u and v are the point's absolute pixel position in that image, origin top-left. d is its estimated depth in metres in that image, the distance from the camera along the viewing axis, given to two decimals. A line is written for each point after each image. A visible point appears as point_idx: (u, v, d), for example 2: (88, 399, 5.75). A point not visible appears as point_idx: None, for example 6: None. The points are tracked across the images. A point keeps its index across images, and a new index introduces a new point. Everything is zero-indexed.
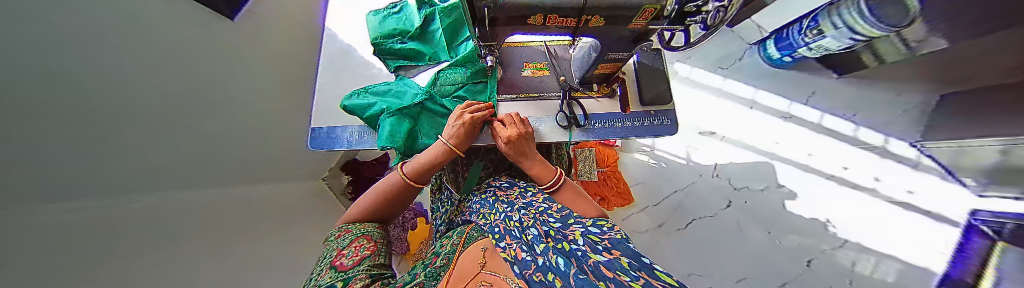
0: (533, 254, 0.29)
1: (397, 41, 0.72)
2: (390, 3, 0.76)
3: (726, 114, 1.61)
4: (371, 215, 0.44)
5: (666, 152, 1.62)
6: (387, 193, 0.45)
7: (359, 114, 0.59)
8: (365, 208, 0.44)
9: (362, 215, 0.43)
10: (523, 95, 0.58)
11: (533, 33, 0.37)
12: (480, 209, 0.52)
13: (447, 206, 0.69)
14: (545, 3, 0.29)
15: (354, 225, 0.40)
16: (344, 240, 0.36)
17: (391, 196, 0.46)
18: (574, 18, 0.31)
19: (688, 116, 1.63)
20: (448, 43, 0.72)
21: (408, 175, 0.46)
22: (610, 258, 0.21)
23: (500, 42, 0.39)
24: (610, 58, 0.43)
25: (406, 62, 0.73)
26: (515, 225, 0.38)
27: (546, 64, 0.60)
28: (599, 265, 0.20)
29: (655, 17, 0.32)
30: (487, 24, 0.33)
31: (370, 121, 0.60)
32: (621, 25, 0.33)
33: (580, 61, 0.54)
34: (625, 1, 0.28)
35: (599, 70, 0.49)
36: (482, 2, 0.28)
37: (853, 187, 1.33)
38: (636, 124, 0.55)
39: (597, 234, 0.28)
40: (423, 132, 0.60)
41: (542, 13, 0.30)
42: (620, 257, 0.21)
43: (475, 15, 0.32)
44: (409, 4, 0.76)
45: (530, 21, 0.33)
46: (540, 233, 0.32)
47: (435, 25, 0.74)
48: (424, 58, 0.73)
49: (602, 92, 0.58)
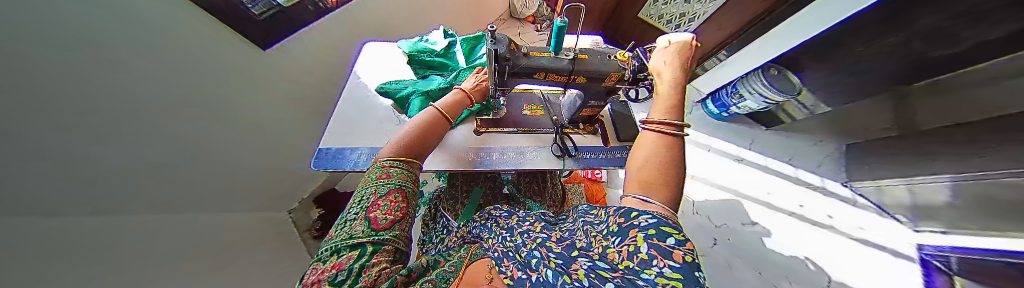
0: (529, 272, 0.32)
1: (427, 56, 0.88)
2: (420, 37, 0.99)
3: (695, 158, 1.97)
4: (411, 146, 0.50)
5: None
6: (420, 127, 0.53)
7: (392, 94, 0.77)
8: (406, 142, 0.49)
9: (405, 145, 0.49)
10: (523, 129, 0.70)
11: (536, 84, 0.50)
12: (481, 234, 0.54)
13: (443, 234, 0.65)
14: (546, 65, 0.43)
15: (393, 169, 0.44)
16: (384, 185, 0.40)
17: (425, 129, 0.54)
18: (566, 76, 0.45)
19: None
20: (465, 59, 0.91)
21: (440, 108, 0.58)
22: None
23: (510, 88, 0.52)
24: (591, 104, 0.57)
25: (433, 72, 0.88)
26: (513, 247, 0.41)
27: (541, 106, 0.74)
28: None
29: (619, 79, 0.47)
30: (505, 75, 0.45)
31: (400, 101, 0.78)
32: (596, 82, 0.48)
33: (567, 105, 0.68)
34: (598, 68, 0.44)
35: (583, 113, 0.63)
36: (505, 62, 0.42)
37: (814, 224, 1.36)
38: (617, 156, 0.67)
39: (607, 271, 0.24)
40: None
41: (544, 72, 0.44)
42: None
43: (497, 71, 0.44)
44: (433, 37, 0.97)
45: (535, 76, 0.45)
46: (541, 257, 0.33)
47: (454, 48, 0.94)
48: (448, 68, 0.88)
49: (587, 130, 0.71)
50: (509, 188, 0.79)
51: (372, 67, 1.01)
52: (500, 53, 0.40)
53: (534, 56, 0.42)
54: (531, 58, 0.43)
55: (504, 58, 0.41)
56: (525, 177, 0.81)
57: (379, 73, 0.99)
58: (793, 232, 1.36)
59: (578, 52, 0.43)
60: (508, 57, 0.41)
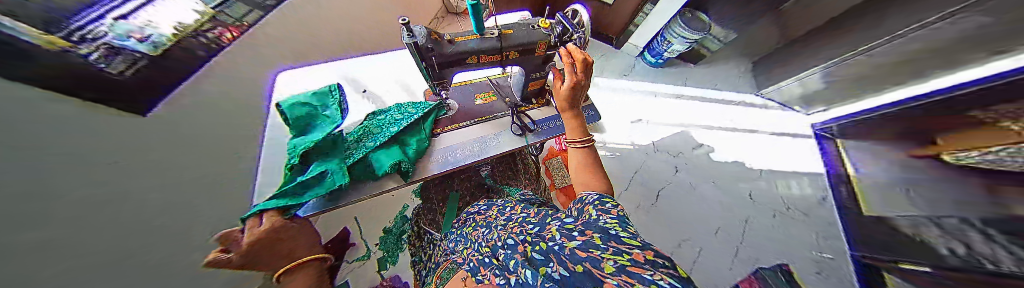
0: (506, 274, 0.31)
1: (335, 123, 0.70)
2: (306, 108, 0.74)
3: (645, 105, 2.03)
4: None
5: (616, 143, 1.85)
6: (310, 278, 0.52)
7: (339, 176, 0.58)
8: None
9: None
10: (480, 119, 0.70)
11: (474, 70, 0.49)
12: (458, 246, 0.52)
13: (428, 253, 0.66)
14: (476, 47, 0.42)
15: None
16: None
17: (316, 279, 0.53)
18: (498, 54, 0.45)
19: (621, 110, 2.01)
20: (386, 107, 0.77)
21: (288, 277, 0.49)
22: (583, 241, 0.25)
23: (449, 80, 0.50)
24: (535, 77, 0.59)
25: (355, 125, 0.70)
26: (488, 250, 0.41)
27: (492, 92, 0.75)
28: (576, 251, 0.24)
29: (549, 46, 0.49)
30: (437, 67, 0.43)
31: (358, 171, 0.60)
32: (529, 54, 0.49)
33: (516, 84, 0.69)
34: (525, 39, 0.45)
35: (532, 87, 0.65)
36: (430, 53, 0.40)
37: (750, 132, 1.76)
38: None
39: (571, 224, 0.32)
40: (409, 142, 0.63)
41: (474, 55, 0.44)
42: (592, 235, 0.25)
43: (427, 64, 0.42)
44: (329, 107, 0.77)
45: (468, 61, 0.45)
46: (519, 242, 0.35)
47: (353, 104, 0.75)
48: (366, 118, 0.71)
49: (540, 103, 0.74)
50: (485, 182, 0.79)
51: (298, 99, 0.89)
52: (420, 44, 0.38)
53: (459, 41, 0.41)
54: (458, 43, 0.41)
55: (427, 49, 0.39)
56: (499, 165, 0.83)
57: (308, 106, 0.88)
58: (733, 142, 1.74)
59: (501, 28, 0.44)
60: (431, 47, 0.39)
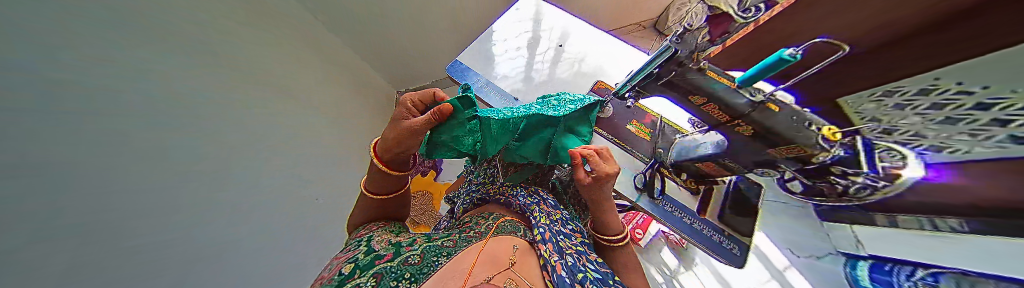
0: (573, 279, 0.41)
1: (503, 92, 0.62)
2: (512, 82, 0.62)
3: None
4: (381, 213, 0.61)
5: None
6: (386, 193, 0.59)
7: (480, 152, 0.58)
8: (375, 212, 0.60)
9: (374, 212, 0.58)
10: (620, 141, 0.67)
11: (684, 107, 0.47)
12: (530, 206, 0.57)
13: (485, 180, 0.74)
14: (716, 93, 0.37)
15: (374, 226, 0.55)
16: (382, 237, 0.49)
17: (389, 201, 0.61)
18: (730, 117, 0.38)
19: None
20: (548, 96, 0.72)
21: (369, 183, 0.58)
22: None
23: (650, 94, 0.52)
24: (724, 163, 0.47)
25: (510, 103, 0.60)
26: (558, 243, 0.48)
27: (651, 131, 0.67)
28: None
29: (798, 158, 0.35)
30: (663, 79, 0.46)
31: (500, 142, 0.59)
32: (763, 144, 0.38)
33: (678, 147, 0.58)
34: (783, 129, 0.34)
35: (702, 166, 0.52)
36: (676, 66, 0.43)
37: None
38: (696, 226, 0.59)
39: None
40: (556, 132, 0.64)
41: (705, 98, 0.40)
42: None
43: (662, 72, 0.46)
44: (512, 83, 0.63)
45: (689, 98, 0.43)
46: (578, 267, 0.44)
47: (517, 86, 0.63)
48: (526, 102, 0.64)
49: (687, 185, 0.61)
50: (557, 182, 0.80)
51: (510, 29, 1.19)
52: (679, 56, 0.41)
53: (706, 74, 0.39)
54: (706, 78, 0.38)
55: (680, 63, 0.42)
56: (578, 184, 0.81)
57: (511, 35, 1.18)
58: None
59: (772, 99, 0.34)
60: (685, 63, 0.41)
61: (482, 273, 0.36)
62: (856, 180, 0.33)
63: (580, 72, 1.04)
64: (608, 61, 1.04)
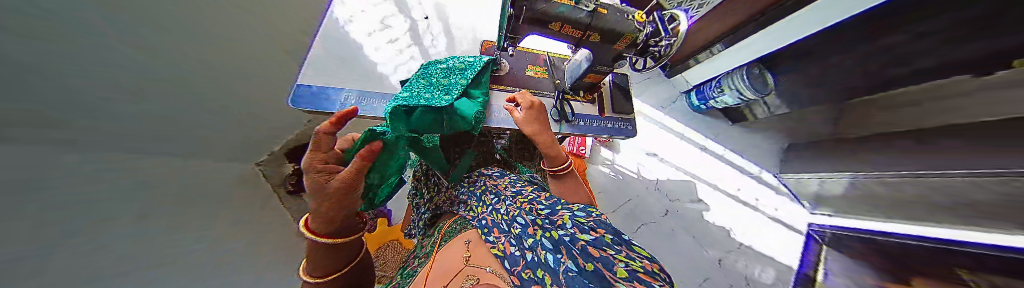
0: (523, 247, 0.35)
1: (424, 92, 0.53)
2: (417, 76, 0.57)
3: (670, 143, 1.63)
4: None
5: (621, 165, 1.61)
6: None
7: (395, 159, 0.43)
8: None
9: None
10: (525, 90, 0.70)
11: (552, 37, 0.48)
12: (468, 201, 0.56)
13: (433, 192, 0.69)
14: (565, 16, 0.41)
15: None
16: None
17: None
18: (582, 31, 0.44)
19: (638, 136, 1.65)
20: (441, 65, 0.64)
21: None
22: (596, 237, 0.25)
23: (520, 38, 0.50)
24: (598, 69, 0.56)
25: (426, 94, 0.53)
26: (504, 218, 0.42)
27: (546, 69, 0.73)
28: (587, 247, 0.25)
29: (630, 43, 0.47)
30: (520, 18, 0.42)
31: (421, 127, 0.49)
32: (608, 43, 0.46)
33: (570, 71, 0.68)
34: (615, 27, 0.43)
35: (588, 79, 0.63)
36: (523, 2, 0.39)
37: (750, 207, 1.38)
38: (609, 126, 0.71)
39: (583, 218, 0.31)
40: (473, 98, 0.60)
41: (561, 22, 0.42)
42: (604, 234, 0.26)
43: (514, 11, 0.41)
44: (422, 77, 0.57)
45: (550, 27, 0.44)
46: (528, 223, 0.37)
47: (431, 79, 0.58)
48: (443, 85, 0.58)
49: (586, 99, 0.73)
50: (502, 156, 0.79)
51: None
52: None
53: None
54: (552, 4, 0.40)
55: None
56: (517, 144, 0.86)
57: None
58: (736, 216, 1.37)
59: (598, 5, 0.41)
60: None
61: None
62: (661, 44, 0.46)
63: None
64: None
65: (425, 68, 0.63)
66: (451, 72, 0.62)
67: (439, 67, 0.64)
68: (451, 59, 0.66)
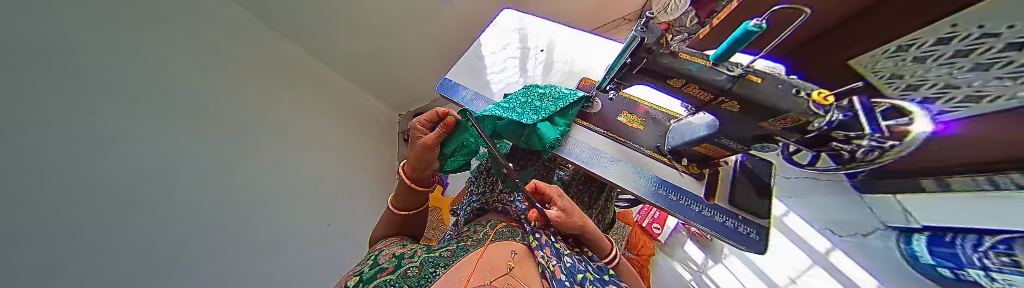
0: (573, 282, 0.40)
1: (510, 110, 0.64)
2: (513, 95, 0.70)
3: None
4: (384, 230, 0.59)
5: (715, 282, 1.10)
6: (391, 218, 0.60)
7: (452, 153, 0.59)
8: (382, 230, 0.59)
9: (384, 232, 0.59)
10: (612, 134, 0.65)
11: (667, 92, 0.44)
12: (524, 209, 0.58)
13: (486, 189, 0.76)
14: (693, 74, 0.36)
15: (390, 239, 0.55)
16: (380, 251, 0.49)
17: (389, 222, 0.60)
18: (713, 94, 0.37)
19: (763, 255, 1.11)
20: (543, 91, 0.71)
21: (393, 205, 0.60)
22: None
23: (628, 84, 0.48)
24: (722, 142, 0.45)
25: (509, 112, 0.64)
26: (558, 247, 0.47)
27: (643, 120, 0.65)
28: None
29: (795, 127, 0.34)
30: (636, 68, 0.41)
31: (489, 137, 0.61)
32: (751, 118, 0.36)
33: (675, 132, 0.57)
34: (772, 101, 0.32)
35: (700, 148, 0.51)
36: (645, 54, 0.38)
37: None
38: (716, 218, 0.52)
39: None
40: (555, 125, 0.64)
41: (686, 79, 0.37)
42: None
43: (632, 61, 0.40)
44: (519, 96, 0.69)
45: (670, 81, 0.40)
46: (580, 269, 0.44)
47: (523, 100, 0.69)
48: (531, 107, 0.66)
49: (689, 170, 0.58)
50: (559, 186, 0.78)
51: (490, 42, 1.22)
52: (646, 43, 0.36)
53: (682, 56, 0.36)
54: (679, 60, 0.36)
55: (647, 50, 0.37)
56: (582, 184, 0.80)
57: (490, 47, 1.20)
58: None
59: (751, 70, 0.33)
60: (653, 49, 0.36)
61: (481, 279, 0.36)
62: (859, 143, 0.33)
63: (571, 71, 1.06)
64: (593, 59, 1.07)
65: (526, 89, 0.72)
66: (545, 97, 0.68)
67: (536, 91, 0.71)
68: (549, 87, 0.73)
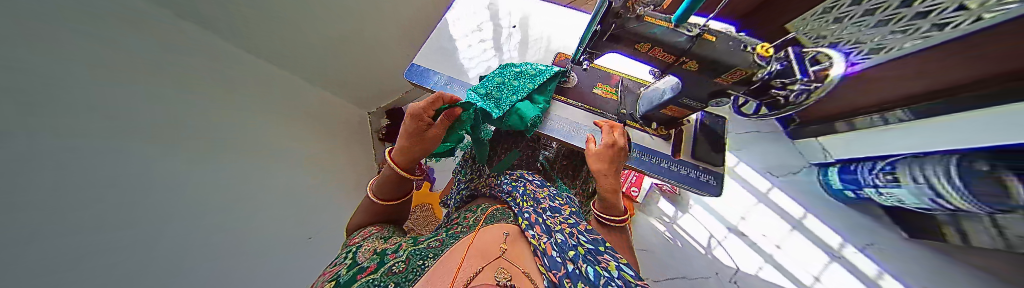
0: (564, 258, 0.39)
1: (488, 94, 0.62)
2: (485, 79, 0.68)
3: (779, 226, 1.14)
4: (360, 221, 0.57)
5: (683, 229, 1.28)
6: (368, 209, 0.57)
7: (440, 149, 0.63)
8: (359, 221, 0.57)
9: (362, 223, 0.57)
10: (588, 107, 0.67)
11: (635, 58, 0.45)
12: (514, 193, 0.59)
13: (474, 176, 0.75)
14: (658, 37, 0.37)
15: (368, 230, 0.54)
16: (360, 245, 0.48)
17: (367, 212, 0.58)
18: (676, 56, 0.39)
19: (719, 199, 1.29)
20: (518, 69, 0.69)
21: (370, 196, 0.56)
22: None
23: (599, 53, 0.49)
24: (685, 102, 0.49)
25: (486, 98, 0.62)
26: (549, 224, 0.48)
27: (616, 90, 0.68)
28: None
29: (742, 80, 0.38)
30: (606, 35, 0.41)
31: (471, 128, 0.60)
32: (710, 76, 0.40)
33: (645, 98, 0.61)
34: (725, 57, 0.35)
35: (667, 111, 0.55)
36: (614, 20, 0.38)
37: None
38: (682, 172, 0.59)
39: (633, 278, 0.35)
40: (534, 104, 0.64)
41: (651, 43, 0.39)
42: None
43: (602, 29, 0.40)
44: (494, 79, 0.68)
45: (638, 46, 0.41)
46: (572, 244, 0.42)
47: (497, 83, 0.66)
48: (507, 88, 0.64)
49: (658, 132, 0.63)
50: (543, 163, 0.80)
51: (458, 23, 1.14)
52: (614, 8, 0.36)
53: (648, 20, 0.37)
54: (644, 24, 0.37)
55: (615, 15, 0.37)
56: (564, 159, 0.83)
57: (459, 27, 1.12)
58: None
59: (706, 30, 0.35)
60: (620, 14, 0.36)
61: (473, 265, 0.36)
62: (791, 88, 0.38)
63: (545, 49, 1.05)
64: (566, 36, 1.06)
65: (502, 69, 0.70)
66: (521, 75, 0.67)
67: (511, 71, 0.69)
68: (524, 65, 0.71)
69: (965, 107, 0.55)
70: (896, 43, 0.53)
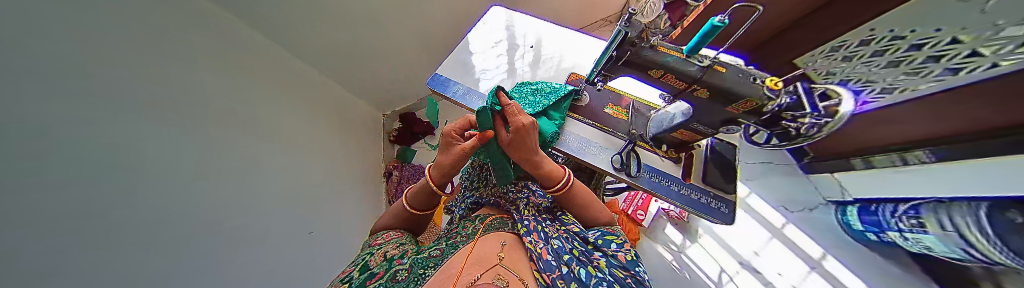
0: (559, 262, 0.42)
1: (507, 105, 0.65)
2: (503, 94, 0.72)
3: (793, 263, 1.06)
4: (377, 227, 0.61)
5: (692, 260, 1.23)
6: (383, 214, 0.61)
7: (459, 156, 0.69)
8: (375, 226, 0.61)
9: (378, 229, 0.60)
10: (599, 125, 0.69)
11: (647, 83, 0.48)
12: (517, 202, 0.61)
13: (481, 184, 0.76)
14: (670, 65, 0.40)
15: (382, 235, 0.56)
16: (372, 250, 0.50)
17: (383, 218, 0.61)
18: (687, 83, 0.41)
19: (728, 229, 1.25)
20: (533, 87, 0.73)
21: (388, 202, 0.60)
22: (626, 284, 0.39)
23: (614, 76, 0.51)
24: (696, 127, 0.50)
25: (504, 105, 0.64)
26: (546, 231, 0.51)
27: (626, 111, 0.70)
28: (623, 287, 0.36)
29: (753, 110, 0.39)
30: (621, 60, 0.44)
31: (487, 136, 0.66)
32: (720, 104, 0.41)
33: (656, 120, 0.62)
34: (735, 87, 0.37)
35: (678, 134, 0.56)
36: (629, 47, 0.41)
37: None
38: (690, 195, 0.59)
39: (620, 269, 0.43)
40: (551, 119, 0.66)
41: (663, 70, 0.41)
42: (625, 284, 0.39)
43: (618, 54, 0.43)
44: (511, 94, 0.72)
45: (650, 72, 0.44)
46: (566, 248, 0.46)
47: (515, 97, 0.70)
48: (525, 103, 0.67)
49: (668, 154, 0.64)
50: None
51: (479, 39, 1.22)
52: (629, 37, 0.39)
53: (661, 49, 0.40)
54: (658, 52, 0.40)
55: (631, 43, 0.40)
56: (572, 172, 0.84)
57: (480, 43, 1.20)
58: None
59: (716, 61, 0.37)
60: (635, 42, 0.39)
61: (472, 271, 0.37)
62: (802, 121, 0.39)
63: (559, 67, 1.10)
64: (580, 57, 1.11)
65: (519, 87, 0.75)
66: (538, 92, 0.71)
67: (529, 88, 0.74)
68: (538, 83, 0.75)
69: (987, 153, 0.54)
70: (911, 83, 0.54)
